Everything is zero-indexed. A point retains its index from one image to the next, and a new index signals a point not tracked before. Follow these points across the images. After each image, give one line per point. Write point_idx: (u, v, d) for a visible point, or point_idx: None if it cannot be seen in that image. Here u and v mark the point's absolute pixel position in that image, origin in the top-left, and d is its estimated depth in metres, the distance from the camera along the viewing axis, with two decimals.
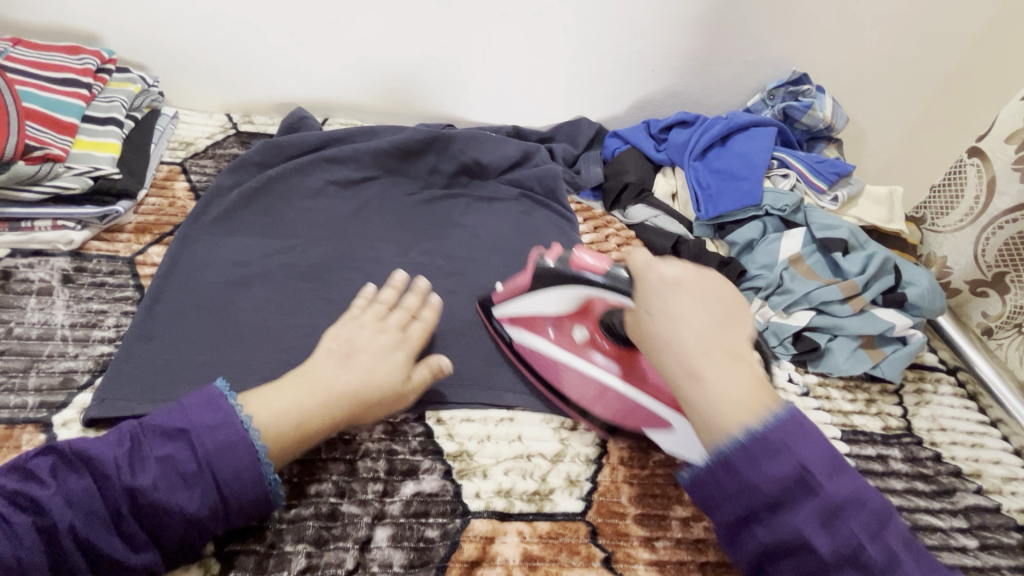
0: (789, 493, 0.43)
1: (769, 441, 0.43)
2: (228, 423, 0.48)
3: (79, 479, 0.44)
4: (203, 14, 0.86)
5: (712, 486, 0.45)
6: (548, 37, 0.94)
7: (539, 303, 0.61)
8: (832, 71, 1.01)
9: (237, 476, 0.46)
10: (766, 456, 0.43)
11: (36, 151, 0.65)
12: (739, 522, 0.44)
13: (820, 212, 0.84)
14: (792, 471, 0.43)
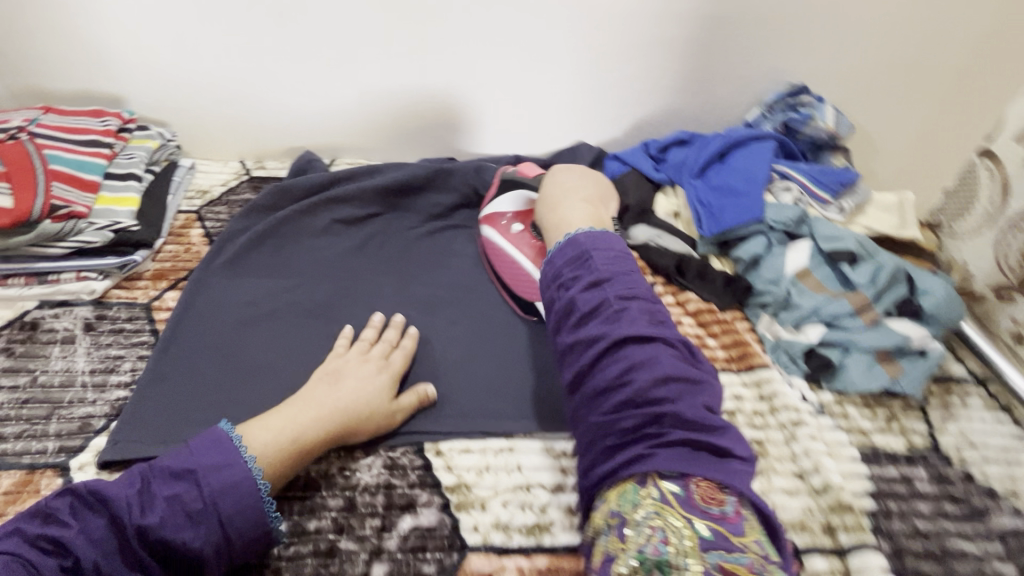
0: (592, 296, 0.54)
1: (580, 253, 0.58)
2: (225, 457, 0.50)
3: (96, 521, 0.46)
4: (214, 71, 0.92)
5: (549, 281, 0.58)
6: (541, 68, 0.96)
7: (504, 204, 0.84)
8: (832, 80, 1.00)
9: (240, 511, 0.48)
10: (578, 263, 0.57)
11: (61, 210, 0.70)
12: (568, 347, 0.53)
13: (826, 224, 0.82)
14: (595, 286, 0.54)
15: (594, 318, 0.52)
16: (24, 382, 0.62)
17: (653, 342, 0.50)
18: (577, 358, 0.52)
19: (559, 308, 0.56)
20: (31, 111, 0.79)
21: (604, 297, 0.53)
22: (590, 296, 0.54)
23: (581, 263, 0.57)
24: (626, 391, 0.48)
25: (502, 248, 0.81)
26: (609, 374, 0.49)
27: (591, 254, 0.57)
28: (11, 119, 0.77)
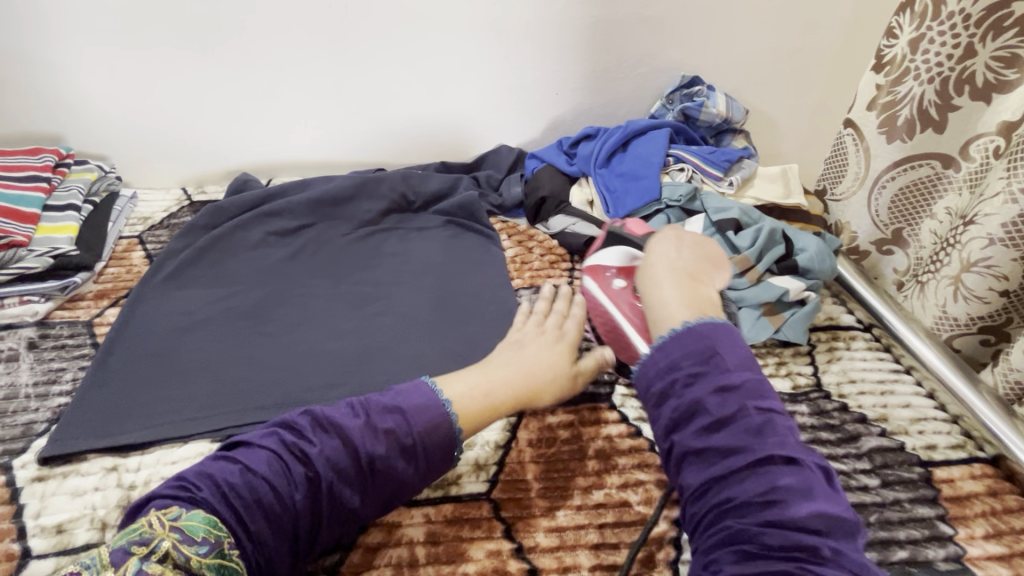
0: (721, 382, 0.53)
1: (705, 346, 0.56)
2: (415, 392, 0.57)
3: (327, 441, 0.52)
4: (149, 105, 0.99)
5: (653, 372, 0.57)
6: (456, 79, 1.03)
7: (609, 256, 0.79)
8: (725, 70, 1.09)
9: (433, 431, 0.55)
10: (702, 357, 0.55)
11: (1, 241, 0.76)
12: (679, 418, 0.53)
13: (715, 197, 0.90)
14: (721, 387, 0.53)
15: (722, 429, 0.51)
16: None
17: (778, 460, 0.48)
18: (688, 474, 0.51)
19: (669, 389, 0.55)
20: None
21: (714, 417, 0.51)
22: (702, 391, 0.53)
23: (705, 358, 0.55)
24: (775, 510, 0.46)
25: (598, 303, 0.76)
26: (745, 494, 0.47)
27: (716, 351, 0.56)
28: None
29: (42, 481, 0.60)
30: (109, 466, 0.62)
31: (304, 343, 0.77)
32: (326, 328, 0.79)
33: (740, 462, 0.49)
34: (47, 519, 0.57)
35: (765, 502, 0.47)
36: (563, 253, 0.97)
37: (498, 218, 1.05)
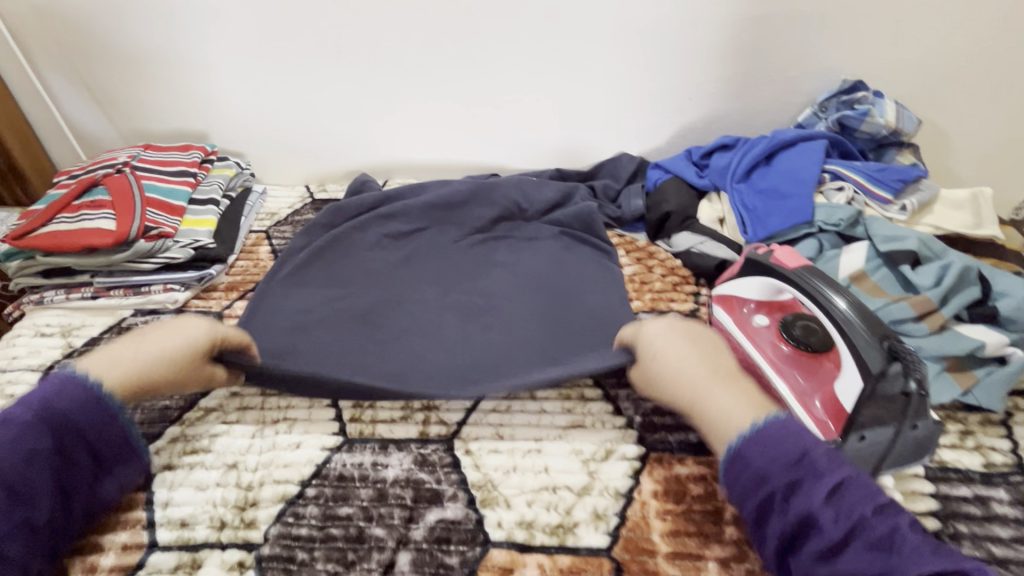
0: (825, 488, 0.44)
1: (795, 447, 0.47)
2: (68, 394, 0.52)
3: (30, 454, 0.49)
4: (283, 104, 1.03)
5: (741, 485, 0.48)
6: (581, 81, 0.96)
7: (748, 287, 0.69)
8: (895, 73, 0.94)
9: (84, 418, 0.52)
10: (795, 462, 0.46)
11: (152, 231, 0.80)
12: (789, 540, 0.45)
13: (883, 224, 0.77)
14: (829, 491, 0.44)
15: (843, 549, 0.42)
16: None
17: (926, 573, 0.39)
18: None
19: (766, 504, 0.46)
20: (134, 149, 0.93)
21: (827, 533, 0.43)
22: (809, 500, 0.44)
23: (800, 459, 0.46)
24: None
25: (732, 336, 0.70)
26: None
27: (809, 450, 0.47)
28: (118, 155, 0.91)
29: (171, 470, 0.60)
30: (229, 463, 0.61)
31: (414, 353, 0.75)
32: (435, 338, 0.76)
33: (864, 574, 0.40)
34: (173, 510, 0.57)
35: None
36: (687, 275, 0.87)
37: (614, 232, 0.97)
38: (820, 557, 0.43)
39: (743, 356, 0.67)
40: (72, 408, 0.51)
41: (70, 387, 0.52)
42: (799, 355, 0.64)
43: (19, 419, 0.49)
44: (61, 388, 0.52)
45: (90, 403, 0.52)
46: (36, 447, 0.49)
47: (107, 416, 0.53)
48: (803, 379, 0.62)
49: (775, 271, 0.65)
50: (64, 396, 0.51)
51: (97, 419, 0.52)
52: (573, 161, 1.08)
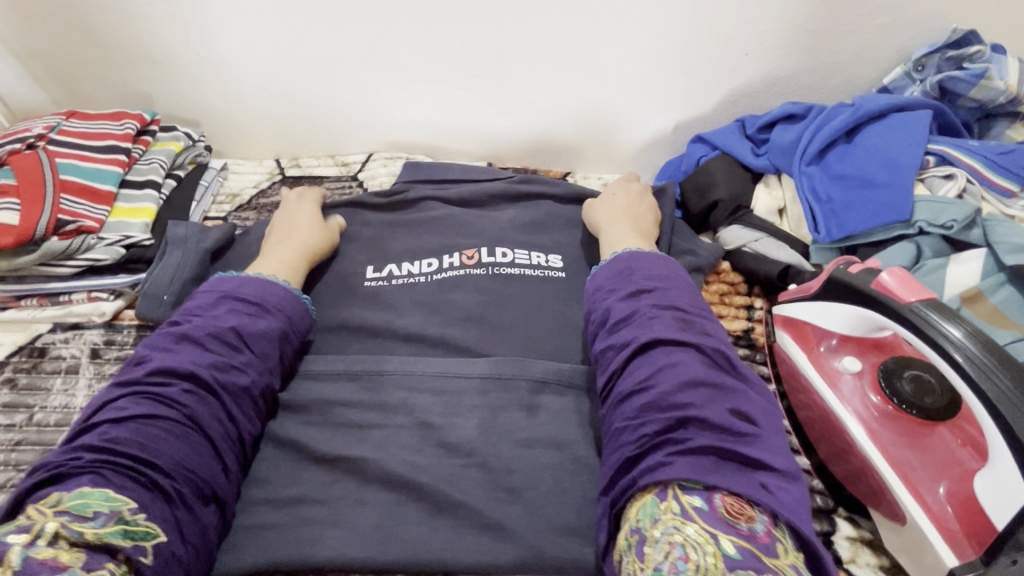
0: (630, 291, 0.49)
1: (621, 264, 0.52)
2: (285, 296, 0.55)
3: (254, 322, 0.51)
4: (240, 59, 0.83)
5: (592, 289, 0.53)
6: (610, 34, 0.76)
7: None
8: (1018, 19, 0.72)
9: (294, 314, 0.55)
10: (621, 275, 0.51)
11: (68, 226, 0.64)
12: (599, 326, 0.49)
13: (1014, 229, 0.58)
14: (630, 293, 0.49)
15: (623, 330, 0.47)
16: (21, 419, 0.56)
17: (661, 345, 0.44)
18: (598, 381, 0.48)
19: (591, 307, 0.51)
20: (55, 117, 0.76)
21: (636, 343, 0.45)
22: (613, 299, 0.49)
23: (626, 275, 0.51)
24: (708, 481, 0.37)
25: (803, 380, 0.54)
26: (633, 391, 0.43)
27: (633, 267, 0.51)
28: (33, 126, 0.74)
29: None
30: None
31: None
32: None
33: (632, 363, 0.44)
34: None
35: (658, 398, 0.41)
36: (737, 281, 0.69)
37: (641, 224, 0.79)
38: (615, 345, 0.47)
39: (820, 406, 0.52)
40: (295, 319, 0.55)
41: (295, 302, 0.56)
42: (903, 420, 0.48)
43: (249, 308, 0.52)
44: (283, 295, 0.55)
45: (291, 297, 0.56)
46: (264, 323, 0.52)
47: (292, 294, 0.56)
48: (906, 453, 0.47)
49: (874, 300, 0.48)
50: (277, 293, 0.55)
51: (299, 312, 0.56)
52: (596, 131, 0.89)
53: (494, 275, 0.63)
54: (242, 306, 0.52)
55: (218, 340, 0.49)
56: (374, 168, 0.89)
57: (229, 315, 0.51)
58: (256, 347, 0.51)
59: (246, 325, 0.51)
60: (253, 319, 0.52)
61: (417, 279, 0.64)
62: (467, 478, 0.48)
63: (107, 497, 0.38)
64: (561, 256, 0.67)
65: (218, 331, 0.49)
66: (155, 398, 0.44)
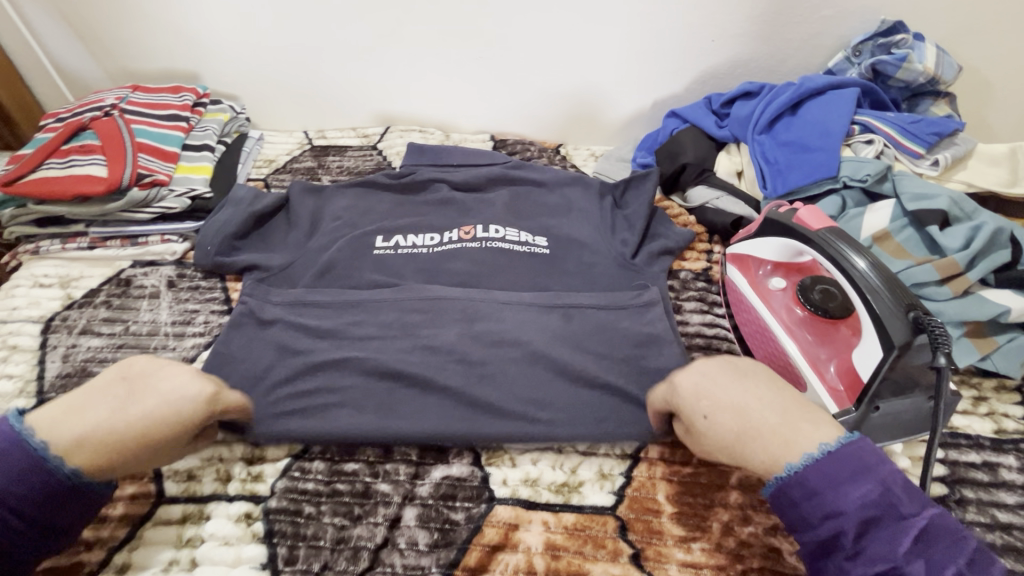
0: (912, 534, 0.41)
1: (852, 462, 0.44)
2: (23, 453, 0.45)
3: None
4: (277, 43, 0.96)
5: (783, 493, 0.46)
6: (595, 23, 0.89)
7: None
8: (939, 14, 0.86)
9: (38, 470, 0.44)
10: (852, 473, 0.43)
11: (146, 178, 0.77)
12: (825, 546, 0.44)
13: (915, 181, 0.73)
14: (883, 513, 0.42)
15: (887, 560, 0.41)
16: (118, 330, 0.69)
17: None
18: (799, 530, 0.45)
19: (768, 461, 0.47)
20: (122, 90, 0.88)
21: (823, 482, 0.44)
22: (858, 515, 0.42)
23: (854, 474, 0.43)
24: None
25: (746, 299, 0.68)
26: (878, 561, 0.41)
27: (892, 490, 0.42)
28: (105, 97, 0.86)
29: None
30: None
31: None
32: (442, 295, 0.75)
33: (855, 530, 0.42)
34: (180, 463, 0.56)
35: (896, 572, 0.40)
36: (700, 231, 0.84)
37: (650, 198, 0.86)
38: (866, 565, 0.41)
39: (755, 316, 0.66)
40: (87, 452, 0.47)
41: (48, 460, 0.45)
42: (816, 322, 0.63)
43: None
44: (14, 454, 0.45)
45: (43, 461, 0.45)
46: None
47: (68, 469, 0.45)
48: (815, 344, 0.62)
49: (791, 228, 0.63)
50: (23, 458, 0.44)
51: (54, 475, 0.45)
52: (584, 107, 1.02)
53: (485, 248, 0.75)
54: (41, 435, 0.46)
55: None
56: (391, 139, 1.02)
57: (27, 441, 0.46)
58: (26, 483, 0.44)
59: None
60: None
61: (421, 250, 0.75)
62: (480, 366, 0.62)
63: None
64: (546, 238, 0.77)
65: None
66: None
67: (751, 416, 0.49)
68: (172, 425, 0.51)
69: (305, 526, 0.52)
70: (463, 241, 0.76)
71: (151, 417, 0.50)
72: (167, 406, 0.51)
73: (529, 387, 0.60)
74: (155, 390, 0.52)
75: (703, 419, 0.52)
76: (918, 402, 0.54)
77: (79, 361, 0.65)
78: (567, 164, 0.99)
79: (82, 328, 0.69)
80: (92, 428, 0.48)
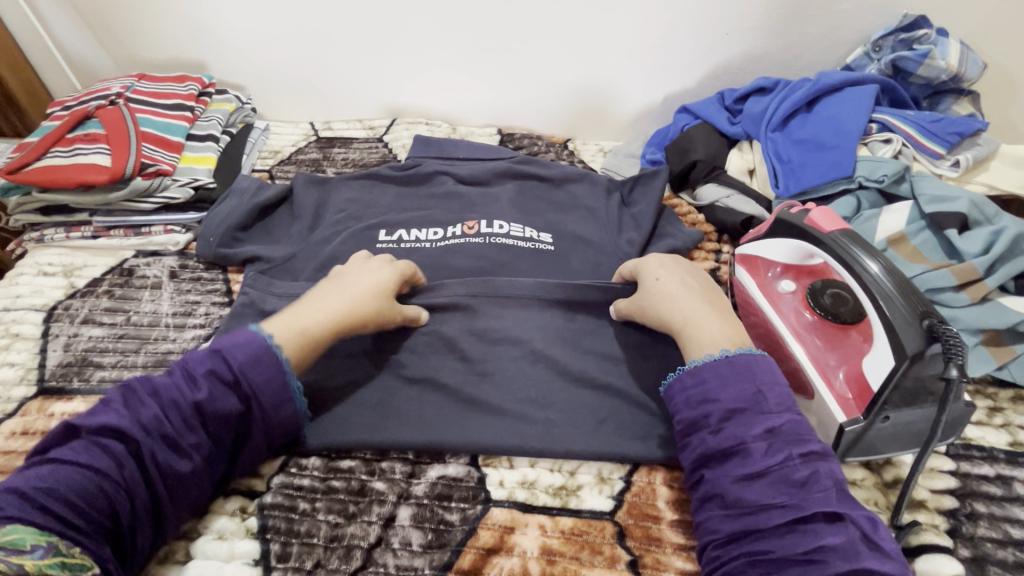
0: (821, 527, 0.43)
1: (750, 384, 0.50)
2: (209, 365, 0.49)
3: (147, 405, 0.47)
4: (284, 32, 0.95)
5: (683, 399, 0.52)
6: (606, 15, 0.87)
7: None
8: (964, 9, 0.83)
9: (220, 381, 0.49)
10: (746, 394, 0.49)
11: (149, 168, 0.77)
12: (711, 456, 0.48)
13: (933, 182, 0.70)
14: (763, 430, 0.47)
15: (762, 477, 0.46)
16: (120, 319, 0.69)
17: (821, 518, 0.43)
18: (711, 522, 0.47)
19: (701, 423, 0.50)
20: (128, 78, 0.88)
21: (746, 453, 0.47)
22: (742, 431, 0.48)
23: (749, 394, 0.49)
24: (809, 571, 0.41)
25: (754, 303, 0.66)
26: (783, 550, 0.42)
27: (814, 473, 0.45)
28: (111, 86, 0.86)
29: None
30: None
31: None
32: None
33: (776, 520, 0.44)
34: None
35: (805, 559, 0.42)
36: (710, 230, 0.82)
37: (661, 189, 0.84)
38: (742, 479, 0.46)
39: (763, 320, 0.65)
40: (278, 385, 0.51)
41: (221, 372, 0.49)
42: (827, 327, 0.61)
43: (169, 387, 0.48)
44: (210, 368, 0.49)
45: (226, 376, 0.49)
46: (162, 406, 0.47)
47: (238, 379, 0.49)
48: (825, 350, 0.60)
49: (803, 229, 0.61)
50: (213, 369, 0.49)
51: (224, 388, 0.49)
52: (594, 101, 1.00)
53: (489, 244, 0.74)
54: (211, 370, 0.49)
55: (118, 429, 0.45)
56: (397, 131, 1.01)
57: (201, 384, 0.48)
58: (211, 423, 0.48)
59: (147, 405, 0.47)
60: (170, 399, 0.47)
61: (422, 246, 0.74)
62: (479, 364, 0.61)
63: (25, 537, 0.40)
64: (551, 235, 0.76)
65: (178, 400, 0.47)
66: (90, 456, 0.44)
67: (682, 303, 0.57)
68: (356, 308, 0.57)
69: (300, 523, 0.52)
70: (467, 236, 0.74)
71: (351, 302, 0.57)
72: (365, 300, 0.58)
73: (529, 388, 0.59)
74: (353, 281, 0.60)
75: (657, 281, 0.60)
76: (929, 412, 0.52)
77: (80, 350, 0.65)
78: (574, 160, 0.97)
79: (83, 317, 0.69)
80: (322, 314, 0.56)
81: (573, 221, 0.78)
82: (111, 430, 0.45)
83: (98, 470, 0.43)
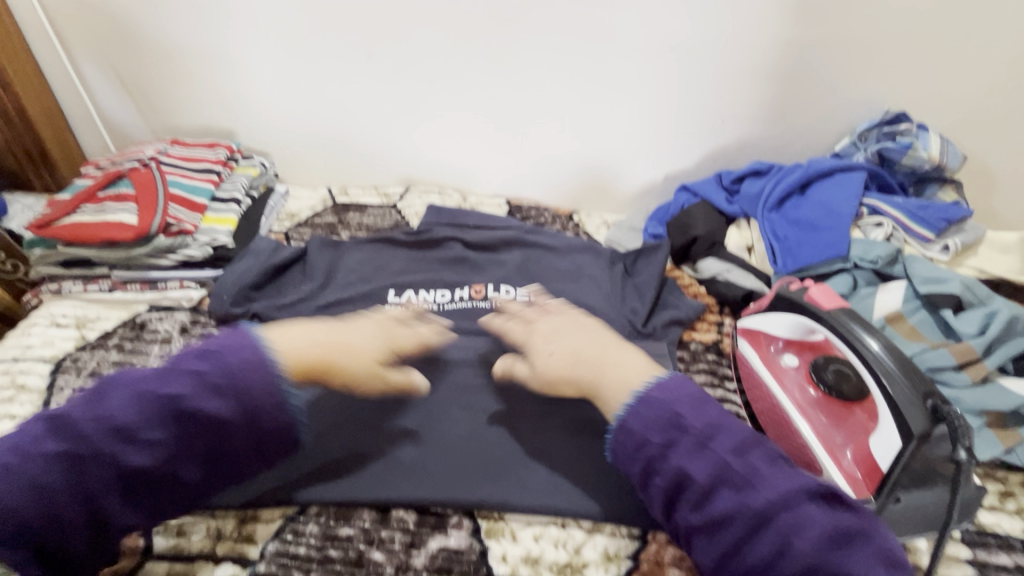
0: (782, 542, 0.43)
1: (666, 410, 0.51)
2: (178, 377, 0.50)
3: (111, 405, 0.48)
4: (312, 107, 1.02)
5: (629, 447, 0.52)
6: (611, 100, 0.94)
7: None
8: (941, 107, 0.90)
9: (201, 394, 0.49)
10: (667, 423, 0.50)
11: (172, 227, 0.80)
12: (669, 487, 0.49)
13: (925, 264, 0.73)
14: (699, 452, 0.48)
15: (712, 497, 0.47)
16: None
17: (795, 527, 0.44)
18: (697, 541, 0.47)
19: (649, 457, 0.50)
20: (161, 143, 0.94)
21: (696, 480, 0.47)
22: (688, 459, 0.48)
23: (673, 423, 0.50)
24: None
25: (757, 377, 0.67)
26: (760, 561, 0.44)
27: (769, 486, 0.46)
28: (145, 149, 0.92)
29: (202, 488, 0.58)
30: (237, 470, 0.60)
31: None
32: None
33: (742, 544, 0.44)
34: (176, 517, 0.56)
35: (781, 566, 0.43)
36: (711, 304, 0.84)
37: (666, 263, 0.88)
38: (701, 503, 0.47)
39: (767, 396, 0.65)
40: (258, 390, 0.51)
41: (201, 387, 0.49)
42: (830, 404, 0.61)
43: (142, 391, 0.49)
44: (192, 374, 0.50)
45: (212, 392, 0.49)
46: (136, 405, 0.48)
47: (217, 391, 0.49)
48: (828, 428, 0.60)
49: (802, 308, 0.63)
50: (208, 375, 0.50)
51: (210, 392, 0.49)
52: (599, 177, 1.05)
53: (496, 307, 0.76)
54: (198, 380, 0.50)
55: (91, 430, 0.47)
56: (410, 200, 1.06)
57: (176, 381, 0.50)
58: (186, 425, 0.49)
59: (115, 406, 0.48)
60: (142, 398, 0.49)
61: (431, 306, 0.77)
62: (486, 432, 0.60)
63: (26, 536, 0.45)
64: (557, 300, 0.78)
65: (151, 395, 0.49)
66: (63, 433, 0.47)
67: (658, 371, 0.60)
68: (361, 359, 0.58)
69: None
70: (474, 300, 0.77)
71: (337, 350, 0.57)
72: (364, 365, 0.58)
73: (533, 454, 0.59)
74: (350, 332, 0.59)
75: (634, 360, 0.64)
76: (939, 494, 0.52)
77: None
78: (579, 231, 1.01)
79: (91, 370, 0.69)
80: (308, 340, 0.56)
81: (577, 289, 0.80)
82: (75, 424, 0.47)
83: (65, 445, 0.46)
